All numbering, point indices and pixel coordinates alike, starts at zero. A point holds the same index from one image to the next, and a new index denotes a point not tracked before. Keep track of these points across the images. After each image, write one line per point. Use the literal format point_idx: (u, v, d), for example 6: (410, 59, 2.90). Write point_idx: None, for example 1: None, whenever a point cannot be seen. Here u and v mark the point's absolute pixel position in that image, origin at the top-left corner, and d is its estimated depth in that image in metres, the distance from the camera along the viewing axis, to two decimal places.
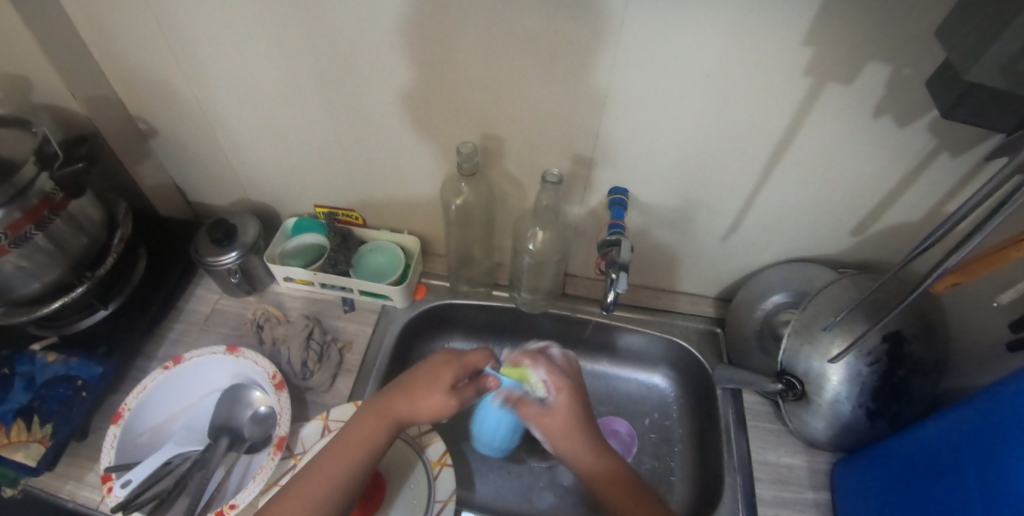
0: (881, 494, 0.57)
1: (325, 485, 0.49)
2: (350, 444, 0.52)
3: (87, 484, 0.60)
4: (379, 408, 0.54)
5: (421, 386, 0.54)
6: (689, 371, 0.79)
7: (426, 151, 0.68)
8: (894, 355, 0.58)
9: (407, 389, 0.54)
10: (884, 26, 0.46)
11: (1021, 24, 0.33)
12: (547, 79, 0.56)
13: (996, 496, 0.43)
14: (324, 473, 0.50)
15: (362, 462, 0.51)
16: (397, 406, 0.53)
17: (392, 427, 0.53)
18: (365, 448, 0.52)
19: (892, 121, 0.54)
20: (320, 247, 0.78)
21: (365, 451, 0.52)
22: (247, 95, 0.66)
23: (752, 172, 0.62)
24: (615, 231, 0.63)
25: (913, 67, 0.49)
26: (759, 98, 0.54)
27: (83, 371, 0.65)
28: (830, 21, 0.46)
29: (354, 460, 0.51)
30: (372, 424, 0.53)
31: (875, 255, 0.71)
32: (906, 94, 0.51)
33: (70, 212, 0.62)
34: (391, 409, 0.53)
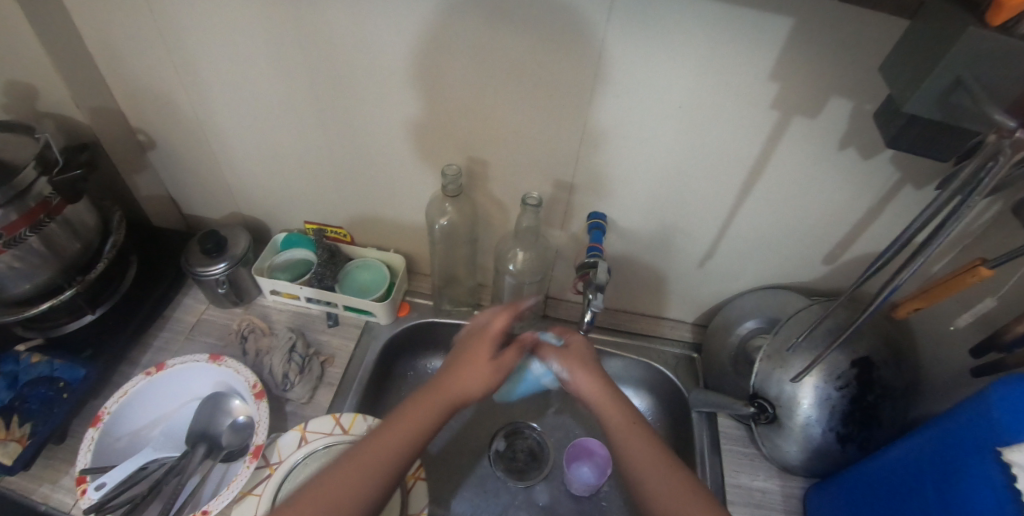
0: None
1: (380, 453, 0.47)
2: (421, 404, 0.51)
3: (61, 486, 0.61)
4: (444, 377, 0.53)
5: (473, 358, 0.55)
6: (667, 395, 0.79)
7: (415, 171, 0.70)
8: (862, 380, 0.60)
9: (472, 355, 0.55)
10: (844, 64, 0.49)
11: (951, 63, 0.36)
12: (530, 105, 0.59)
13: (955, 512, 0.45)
14: (394, 438, 0.48)
15: (424, 427, 0.50)
16: (464, 375, 0.54)
17: (455, 397, 0.52)
18: (431, 412, 0.51)
19: (857, 153, 0.57)
20: (308, 262, 0.80)
21: (432, 415, 0.51)
22: (245, 111, 0.68)
23: (727, 199, 0.65)
24: (592, 254, 0.64)
25: (873, 102, 0.51)
26: (731, 129, 0.57)
27: (66, 374, 0.67)
28: (793, 58, 0.50)
29: (418, 422, 0.50)
30: (438, 392, 0.52)
31: (849, 285, 0.72)
32: (868, 128, 0.54)
33: (65, 218, 0.64)
34: (449, 379, 0.53)
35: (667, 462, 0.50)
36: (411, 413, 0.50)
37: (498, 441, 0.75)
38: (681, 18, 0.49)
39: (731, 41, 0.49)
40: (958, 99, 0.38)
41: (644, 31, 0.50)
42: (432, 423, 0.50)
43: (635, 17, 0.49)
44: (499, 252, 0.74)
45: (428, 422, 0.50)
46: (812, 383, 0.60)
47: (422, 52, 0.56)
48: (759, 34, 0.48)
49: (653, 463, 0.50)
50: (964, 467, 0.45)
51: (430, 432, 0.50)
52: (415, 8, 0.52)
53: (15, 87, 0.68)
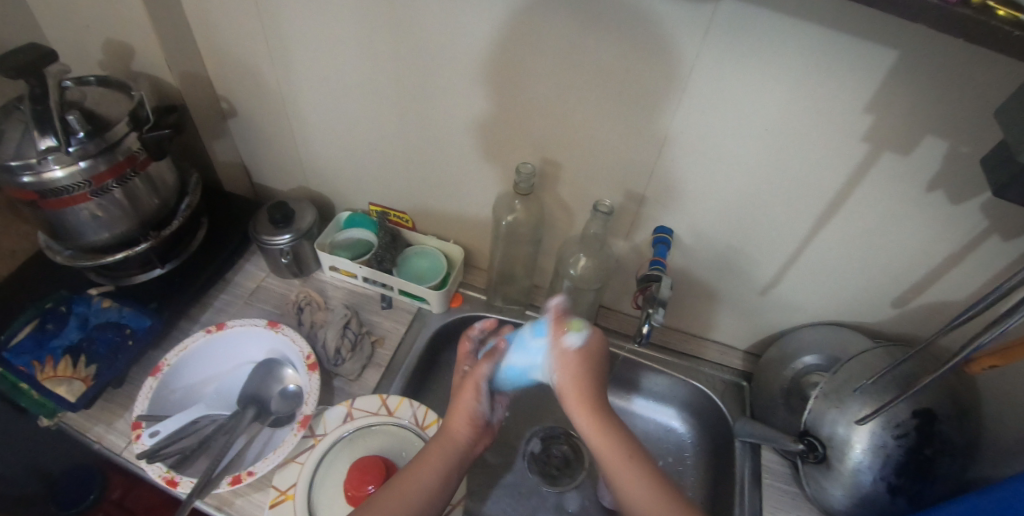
0: None
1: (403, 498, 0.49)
2: (422, 464, 0.52)
3: (115, 429, 0.63)
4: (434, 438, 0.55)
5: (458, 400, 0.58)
6: (710, 421, 0.78)
7: (485, 168, 0.71)
8: (924, 432, 0.57)
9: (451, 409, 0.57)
10: (945, 103, 0.47)
11: None
12: (609, 114, 0.59)
13: None
14: (407, 490, 0.50)
15: (434, 484, 0.51)
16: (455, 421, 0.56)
17: (455, 451, 0.54)
18: (433, 471, 0.52)
19: (944, 197, 0.55)
20: (368, 243, 0.82)
21: (434, 473, 0.52)
22: (327, 92, 0.71)
23: (800, 229, 0.63)
24: (656, 268, 0.64)
25: (971, 146, 0.49)
26: (812, 159, 0.56)
27: (133, 321, 0.69)
28: (892, 91, 0.48)
29: (426, 482, 0.51)
30: (436, 450, 0.54)
31: (917, 332, 0.70)
32: (963, 172, 0.52)
33: (148, 174, 0.67)
34: (442, 440, 0.55)
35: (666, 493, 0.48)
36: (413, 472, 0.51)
37: (533, 443, 0.74)
38: (780, 43, 0.48)
39: (831, 71, 0.48)
40: None
41: (739, 52, 0.50)
42: (436, 481, 0.51)
43: (735, 36, 0.49)
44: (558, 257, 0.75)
45: (433, 481, 0.51)
46: (870, 428, 0.58)
47: (511, 50, 0.57)
48: (861, 66, 0.47)
49: (637, 463, 0.49)
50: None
51: (438, 484, 0.51)
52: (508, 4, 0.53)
53: (113, 45, 0.72)
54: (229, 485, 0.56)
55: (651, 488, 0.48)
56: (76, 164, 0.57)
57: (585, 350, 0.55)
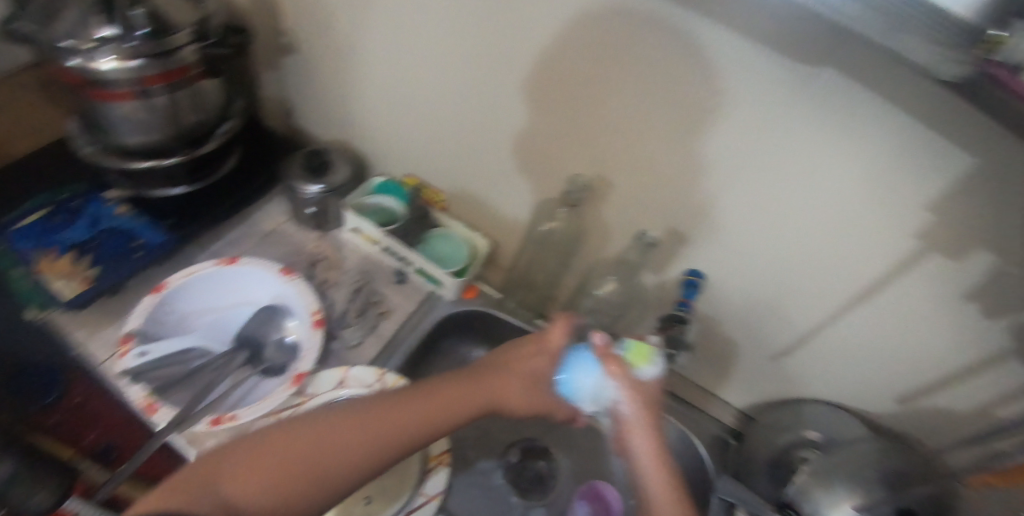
0: None
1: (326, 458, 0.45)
2: (407, 405, 0.50)
3: (98, 338, 0.60)
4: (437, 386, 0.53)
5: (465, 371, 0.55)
6: (692, 475, 0.75)
7: (524, 182, 0.72)
8: None
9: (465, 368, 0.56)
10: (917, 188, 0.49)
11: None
12: (676, 145, 0.58)
13: None
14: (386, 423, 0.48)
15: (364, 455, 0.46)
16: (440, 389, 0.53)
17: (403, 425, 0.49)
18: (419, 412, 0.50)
19: (942, 258, 0.53)
20: (394, 213, 0.76)
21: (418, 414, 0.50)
22: (398, 61, 0.69)
23: (828, 308, 0.63)
24: (682, 310, 0.61)
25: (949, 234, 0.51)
26: (866, 234, 0.55)
27: (145, 234, 0.68)
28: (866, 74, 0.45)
29: (406, 423, 0.49)
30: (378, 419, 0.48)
31: (912, 432, 0.70)
32: (954, 238, 0.51)
33: (197, 89, 0.65)
34: (442, 385, 0.53)
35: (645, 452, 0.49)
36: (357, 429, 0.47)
37: (511, 453, 0.73)
38: (862, 118, 0.48)
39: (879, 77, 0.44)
40: None
41: (824, 111, 0.49)
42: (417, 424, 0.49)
43: (823, 103, 0.48)
44: (583, 277, 0.75)
45: (406, 429, 0.49)
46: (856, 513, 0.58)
47: (571, 50, 0.57)
48: (946, 157, 0.46)
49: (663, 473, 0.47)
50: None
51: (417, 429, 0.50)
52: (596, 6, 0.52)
53: None
54: (208, 426, 0.55)
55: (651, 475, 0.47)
56: (128, 60, 0.55)
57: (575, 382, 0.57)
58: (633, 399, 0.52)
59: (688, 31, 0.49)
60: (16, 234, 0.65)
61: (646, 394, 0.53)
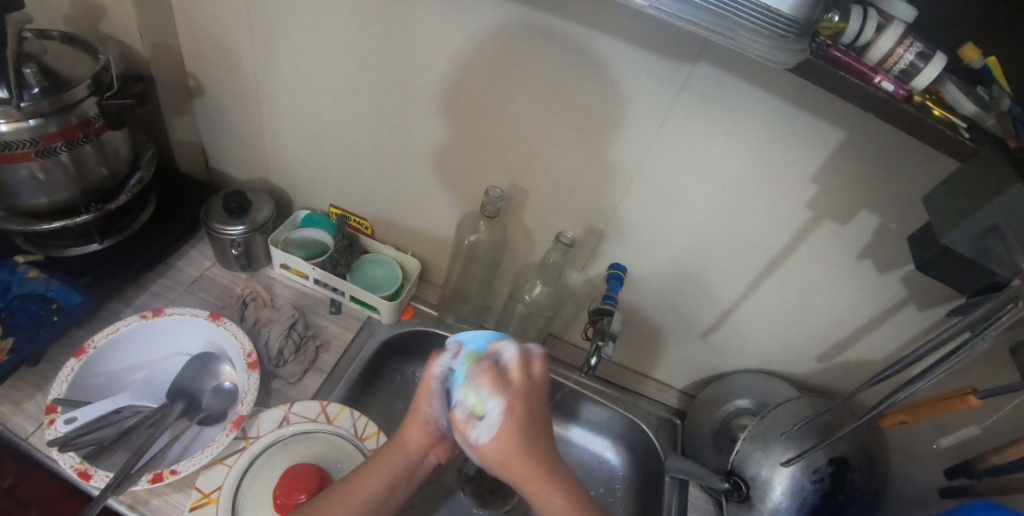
0: None
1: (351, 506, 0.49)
2: (367, 476, 0.52)
3: (23, 411, 0.58)
4: (390, 448, 0.54)
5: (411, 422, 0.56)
6: (644, 457, 0.79)
7: (448, 195, 0.73)
8: (836, 478, 0.61)
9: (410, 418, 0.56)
10: (794, 160, 0.54)
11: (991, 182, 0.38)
12: (584, 148, 0.61)
13: None
14: (351, 501, 0.49)
15: (378, 492, 0.51)
16: (395, 449, 0.54)
17: (405, 458, 0.54)
18: (380, 480, 0.52)
19: (833, 223, 0.58)
20: (324, 244, 0.80)
21: (380, 482, 0.52)
22: (308, 93, 0.70)
23: (740, 284, 0.68)
24: (608, 303, 0.65)
25: (828, 203, 0.56)
26: (762, 210, 0.60)
27: (61, 296, 0.64)
28: (728, 62, 0.49)
29: (370, 490, 0.51)
30: (387, 457, 0.54)
31: (834, 385, 0.76)
32: (836, 202, 0.56)
33: (101, 142, 0.64)
34: (397, 448, 0.54)
35: (554, 469, 0.48)
36: (361, 482, 0.51)
37: (468, 465, 0.74)
38: (741, 107, 0.52)
39: (733, 64, 0.49)
40: (990, 243, 0.41)
41: (709, 103, 0.53)
42: (382, 490, 0.51)
43: (705, 98, 0.53)
44: (513, 282, 0.77)
45: (381, 488, 0.51)
46: (791, 471, 0.62)
47: (472, 67, 0.59)
48: (816, 134, 0.51)
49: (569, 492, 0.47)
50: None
51: (383, 497, 0.51)
52: (485, 22, 0.55)
53: None
54: (148, 484, 0.52)
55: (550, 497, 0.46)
56: (24, 121, 0.53)
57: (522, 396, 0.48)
58: (510, 419, 0.46)
59: (572, 40, 0.53)
60: None
61: (523, 399, 0.48)
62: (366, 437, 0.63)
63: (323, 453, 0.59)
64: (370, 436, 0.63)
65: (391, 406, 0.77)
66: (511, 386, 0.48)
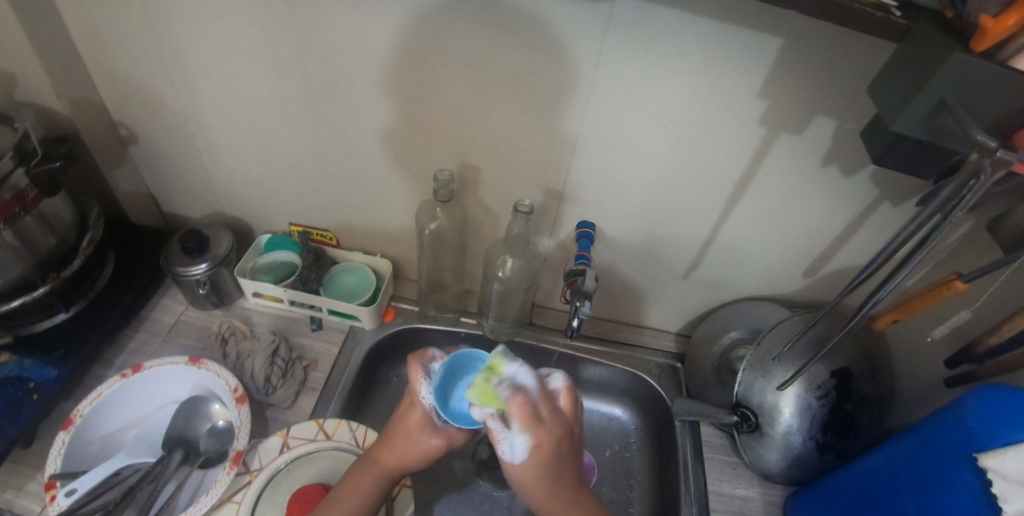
0: None
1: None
2: (361, 480, 0.53)
3: (26, 492, 0.58)
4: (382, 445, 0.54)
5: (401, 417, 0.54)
6: (652, 406, 0.79)
7: (403, 189, 0.71)
8: (841, 390, 0.61)
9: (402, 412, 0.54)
10: (735, 80, 0.52)
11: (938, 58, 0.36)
12: (523, 113, 0.59)
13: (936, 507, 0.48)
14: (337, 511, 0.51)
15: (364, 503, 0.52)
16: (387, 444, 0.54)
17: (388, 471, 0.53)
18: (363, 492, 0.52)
19: (787, 134, 0.56)
20: (292, 264, 0.79)
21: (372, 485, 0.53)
22: (238, 115, 0.67)
23: (711, 216, 0.66)
24: (581, 262, 0.64)
25: (777, 115, 0.54)
26: (714, 137, 0.58)
27: (36, 374, 0.64)
28: None
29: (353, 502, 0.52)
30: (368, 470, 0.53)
31: (825, 297, 0.75)
32: (786, 113, 0.54)
33: (41, 211, 0.62)
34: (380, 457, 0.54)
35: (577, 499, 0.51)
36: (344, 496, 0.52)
37: (480, 449, 0.75)
38: (671, 35, 0.50)
39: None
40: (942, 120, 0.39)
41: (637, 38, 0.50)
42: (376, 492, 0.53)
43: (634, 32, 0.50)
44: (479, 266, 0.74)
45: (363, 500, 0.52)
46: (794, 392, 0.61)
47: (394, 51, 0.56)
48: (752, 47, 0.49)
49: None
50: (989, 439, 0.44)
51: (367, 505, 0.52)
52: (393, 2, 0.52)
53: None
54: None
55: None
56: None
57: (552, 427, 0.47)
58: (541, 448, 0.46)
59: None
60: None
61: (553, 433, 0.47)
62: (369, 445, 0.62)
63: (328, 470, 0.59)
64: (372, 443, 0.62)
65: (392, 410, 0.77)
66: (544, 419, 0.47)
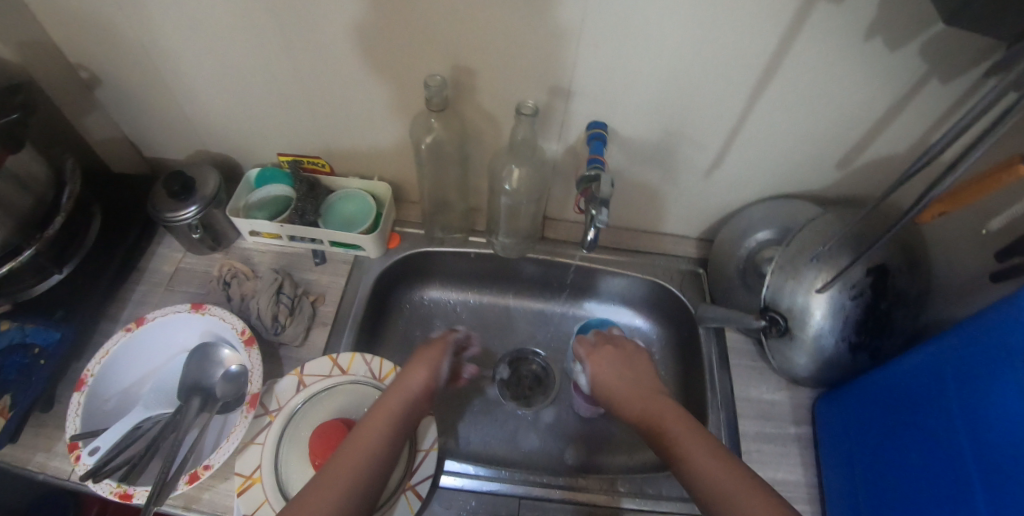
0: (869, 469, 0.54)
1: (357, 454, 0.47)
2: (369, 426, 0.49)
3: (56, 454, 0.59)
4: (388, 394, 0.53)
5: (412, 368, 0.57)
6: (674, 314, 0.76)
7: (395, 107, 0.65)
8: (877, 288, 0.57)
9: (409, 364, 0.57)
10: None
11: None
12: (521, 5, 0.51)
13: (979, 409, 0.43)
14: (359, 445, 0.47)
15: (383, 436, 0.49)
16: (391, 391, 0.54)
17: (403, 401, 0.53)
18: (381, 424, 0.50)
19: (827, 3, 0.48)
20: (286, 199, 0.74)
21: (382, 431, 0.49)
22: (201, 38, 0.60)
23: (734, 107, 0.60)
24: (594, 166, 0.58)
25: None
26: (740, 16, 0.50)
27: (39, 338, 0.62)
28: None
29: (375, 436, 0.49)
30: (381, 408, 0.52)
31: (857, 190, 0.69)
32: None
33: (10, 171, 0.56)
34: (393, 393, 0.54)
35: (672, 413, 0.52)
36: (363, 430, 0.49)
37: (502, 370, 0.75)
38: None
39: None
40: None
41: None
42: (386, 438, 0.49)
43: None
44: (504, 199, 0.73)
45: (382, 432, 0.49)
46: (829, 294, 0.58)
47: None
48: None
49: (693, 431, 0.49)
50: None
51: (388, 438, 0.49)
52: None
53: None
54: (188, 485, 0.52)
55: (702, 445, 0.48)
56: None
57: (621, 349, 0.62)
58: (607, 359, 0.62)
59: None
60: None
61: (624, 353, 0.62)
62: (385, 376, 0.61)
63: (347, 403, 0.58)
64: (389, 374, 0.60)
65: (409, 337, 0.76)
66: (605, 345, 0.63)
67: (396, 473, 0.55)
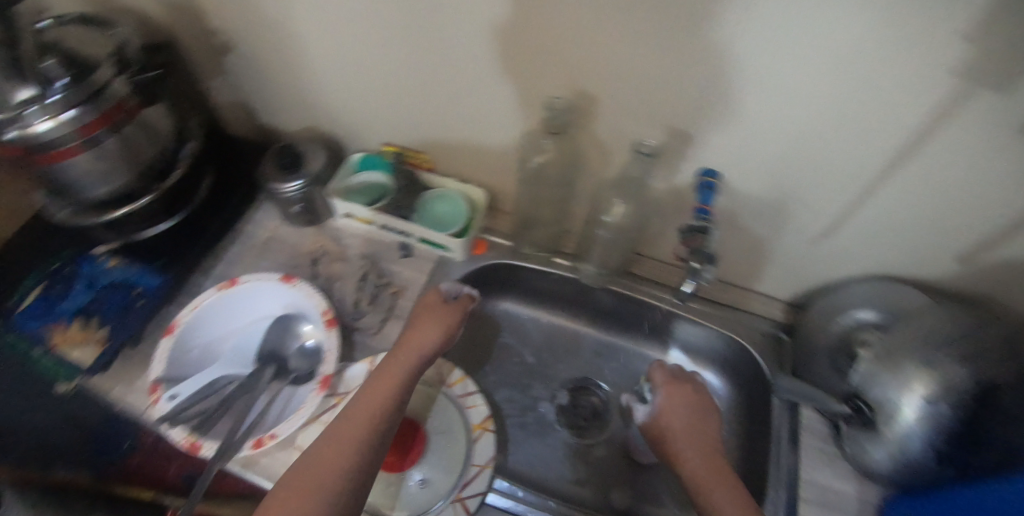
0: None
1: (363, 418, 0.51)
2: (374, 391, 0.53)
3: (133, 390, 0.61)
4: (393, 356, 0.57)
5: (419, 331, 0.60)
6: (747, 377, 0.74)
7: (504, 119, 0.65)
8: (982, 399, 0.52)
9: (416, 330, 0.60)
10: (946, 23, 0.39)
11: None
12: (655, 45, 0.49)
13: None
14: (364, 410, 0.52)
15: (389, 401, 0.53)
16: (400, 362, 0.57)
17: (408, 363, 0.57)
18: (388, 387, 0.54)
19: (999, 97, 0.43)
20: (382, 187, 0.76)
21: (388, 395, 0.53)
22: (330, 25, 0.62)
23: (861, 180, 0.56)
24: (702, 217, 0.56)
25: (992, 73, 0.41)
26: (891, 93, 0.46)
27: (141, 281, 0.68)
28: None
29: (381, 399, 0.53)
30: (388, 369, 0.56)
31: (978, 287, 0.63)
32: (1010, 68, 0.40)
33: (145, 123, 0.60)
34: (401, 355, 0.57)
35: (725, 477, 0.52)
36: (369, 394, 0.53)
37: (561, 396, 0.75)
38: None
39: None
40: None
41: None
42: (392, 402, 0.53)
43: None
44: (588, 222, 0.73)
45: (389, 394, 0.53)
46: (922, 393, 0.53)
47: None
48: None
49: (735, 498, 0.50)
50: None
51: (395, 400, 0.53)
52: None
53: None
54: (253, 449, 0.54)
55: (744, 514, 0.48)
56: (61, 114, 0.49)
57: (685, 392, 0.62)
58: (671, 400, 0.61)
59: None
60: (24, 317, 0.67)
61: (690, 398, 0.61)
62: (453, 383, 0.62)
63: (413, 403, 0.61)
64: (456, 382, 0.62)
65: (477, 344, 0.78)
66: (676, 385, 0.62)
67: (450, 481, 0.56)
